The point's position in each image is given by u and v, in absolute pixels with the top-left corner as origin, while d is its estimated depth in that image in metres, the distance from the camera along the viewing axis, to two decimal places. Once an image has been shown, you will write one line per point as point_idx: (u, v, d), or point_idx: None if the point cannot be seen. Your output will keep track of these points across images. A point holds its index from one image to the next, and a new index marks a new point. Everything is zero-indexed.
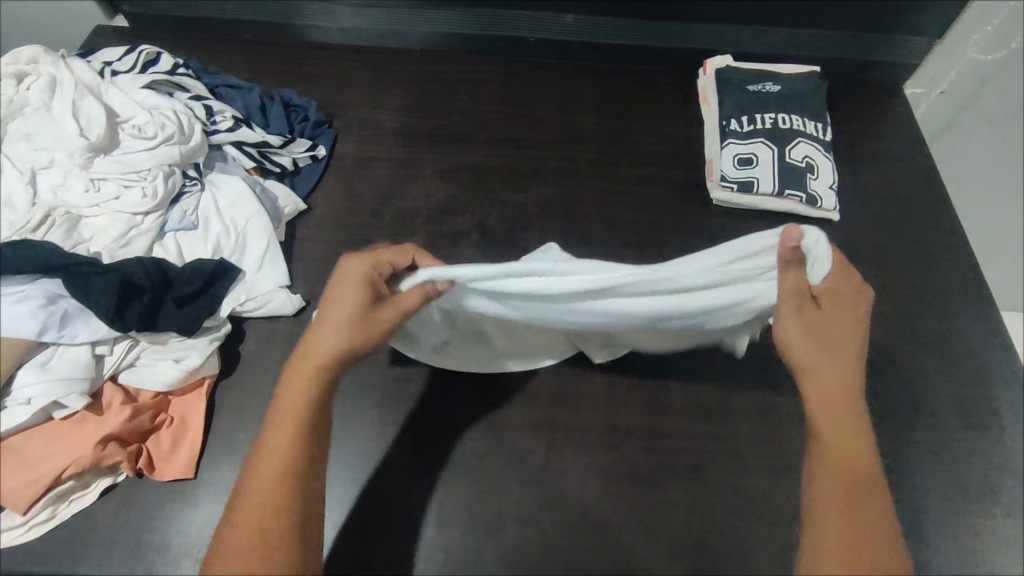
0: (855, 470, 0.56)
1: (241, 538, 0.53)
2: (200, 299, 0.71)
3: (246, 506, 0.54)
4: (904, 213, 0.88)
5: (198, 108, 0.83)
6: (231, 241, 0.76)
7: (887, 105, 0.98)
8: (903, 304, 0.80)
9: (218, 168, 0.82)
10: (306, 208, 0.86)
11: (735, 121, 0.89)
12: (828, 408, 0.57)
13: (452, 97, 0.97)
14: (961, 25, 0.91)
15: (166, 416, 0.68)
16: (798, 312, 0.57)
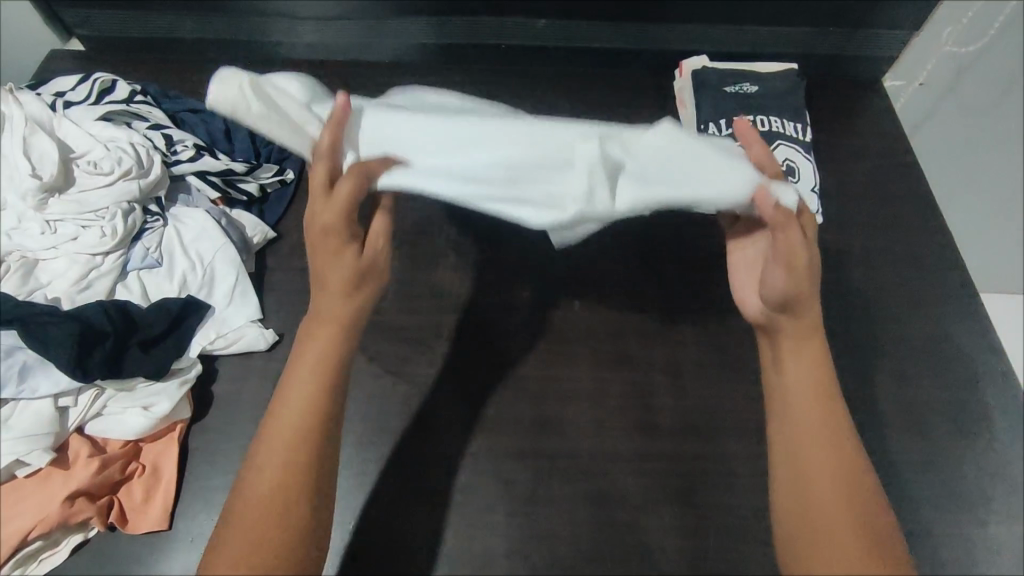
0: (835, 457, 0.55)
1: (247, 533, 0.50)
2: (167, 340, 0.68)
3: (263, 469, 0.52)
4: (888, 212, 0.86)
5: (157, 138, 0.79)
6: (198, 277, 0.74)
7: (867, 100, 0.96)
8: (890, 308, 0.79)
9: (182, 202, 0.79)
10: (276, 235, 0.83)
11: (713, 125, 0.87)
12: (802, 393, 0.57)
13: None
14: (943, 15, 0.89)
15: (137, 465, 0.66)
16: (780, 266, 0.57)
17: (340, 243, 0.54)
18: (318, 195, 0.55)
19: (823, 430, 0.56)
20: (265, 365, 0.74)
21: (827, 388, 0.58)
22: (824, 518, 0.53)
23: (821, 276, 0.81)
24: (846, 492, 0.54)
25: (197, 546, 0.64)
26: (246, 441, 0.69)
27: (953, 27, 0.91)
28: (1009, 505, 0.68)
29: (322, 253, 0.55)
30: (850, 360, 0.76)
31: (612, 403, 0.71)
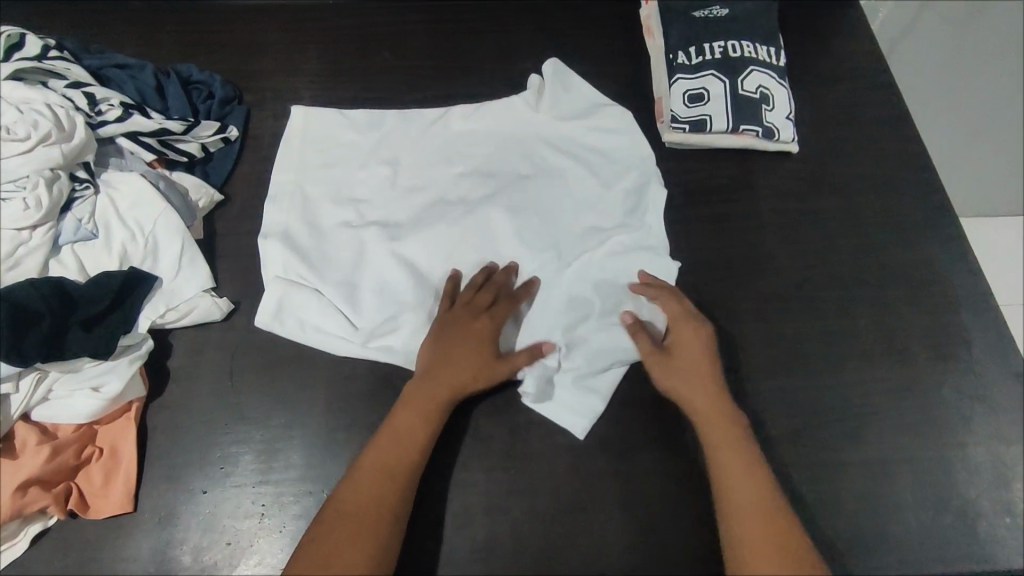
0: (757, 500, 0.58)
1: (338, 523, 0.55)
2: (111, 317, 0.64)
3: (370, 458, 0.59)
4: (867, 136, 0.83)
5: (77, 97, 0.71)
6: (140, 247, 0.69)
7: (845, 18, 0.91)
8: (869, 237, 0.77)
9: (113, 165, 0.72)
10: (223, 198, 0.77)
11: (683, 53, 0.82)
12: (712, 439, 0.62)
13: (375, 53, 0.87)
14: None
15: (94, 449, 0.63)
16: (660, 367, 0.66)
17: (479, 350, 0.64)
18: (474, 312, 0.67)
19: (748, 481, 0.59)
20: (222, 335, 0.70)
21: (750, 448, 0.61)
22: (753, 551, 0.56)
23: (799, 209, 0.78)
24: (769, 530, 0.56)
25: (164, 526, 0.62)
26: (207, 417, 0.66)
27: None
28: (987, 427, 0.69)
29: (463, 348, 0.64)
30: (830, 293, 0.74)
31: None
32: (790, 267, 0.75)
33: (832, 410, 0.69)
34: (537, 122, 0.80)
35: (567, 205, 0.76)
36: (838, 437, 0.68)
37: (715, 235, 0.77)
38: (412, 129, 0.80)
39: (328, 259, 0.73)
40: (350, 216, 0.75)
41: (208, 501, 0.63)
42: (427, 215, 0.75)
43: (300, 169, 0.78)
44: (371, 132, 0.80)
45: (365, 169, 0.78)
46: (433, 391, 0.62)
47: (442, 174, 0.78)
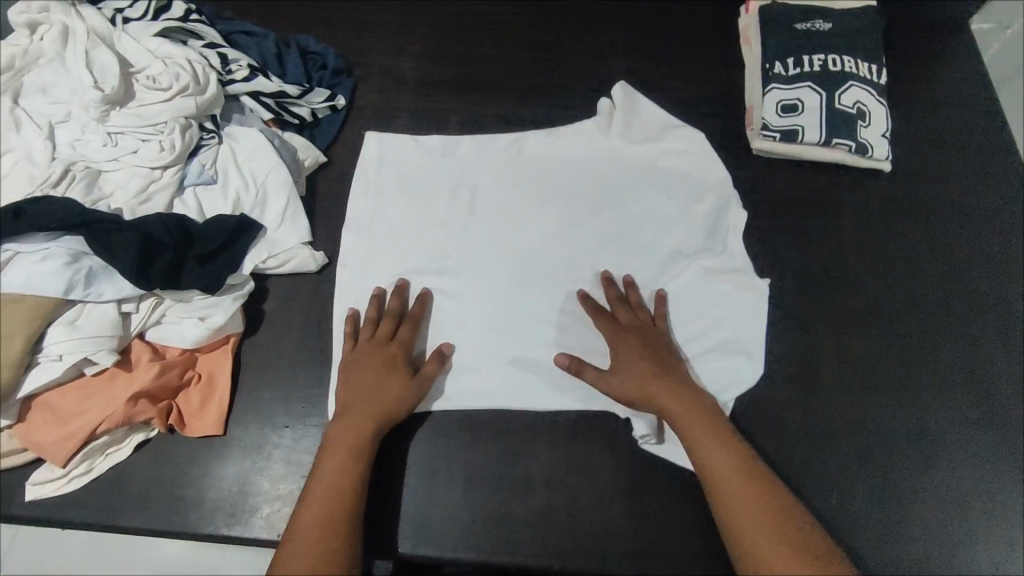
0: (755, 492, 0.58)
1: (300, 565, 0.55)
2: (222, 257, 0.70)
3: (312, 499, 0.59)
4: (965, 162, 0.81)
5: (212, 57, 0.78)
6: (251, 196, 0.74)
7: (954, 41, 0.89)
8: (957, 263, 0.75)
9: (235, 121, 0.78)
10: (326, 161, 0.82)
11: (780, 64, 0.83)
12: (691, 441, 0.62)
13: (475, 41, 0.92)
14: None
15: (194, 373, 0.68)
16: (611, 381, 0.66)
17: (385, 377, 0.66)
18: (378, 343, 0.68)
19: (736, 478, 0.59)
20: (314, 286, 0.75)
21: (724, 437, 0.62)
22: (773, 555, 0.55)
23: (887, 228, 0.78)
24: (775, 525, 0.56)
25: (249, 453, 0.67)
26: (296, 360, 0.71)
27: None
28: None
29: (369, 379, 0.65)
30: (912, 315, 0.73)
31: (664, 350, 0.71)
32: (871, 285, 0.75)
33: (902, 432, 0.68)
34: (614, 138, 0.82)
35: (642, 230, 0.77)
36: (906, 459, 0.67)
37: (797, 246, 0.77)
38: (489, 160, 0.82)
39: (424, 254, 0.76)
40: (429, 247, 0.76)
41: (290, 436, 0.68)
42: (519, 224, 0.78)
43: (376, 196, 0.80)
44: (449, 159, 0.82)
45: (443, 195, 0.79)
46: (357, 426, 0.63)
47: (532, 191, 0.80)
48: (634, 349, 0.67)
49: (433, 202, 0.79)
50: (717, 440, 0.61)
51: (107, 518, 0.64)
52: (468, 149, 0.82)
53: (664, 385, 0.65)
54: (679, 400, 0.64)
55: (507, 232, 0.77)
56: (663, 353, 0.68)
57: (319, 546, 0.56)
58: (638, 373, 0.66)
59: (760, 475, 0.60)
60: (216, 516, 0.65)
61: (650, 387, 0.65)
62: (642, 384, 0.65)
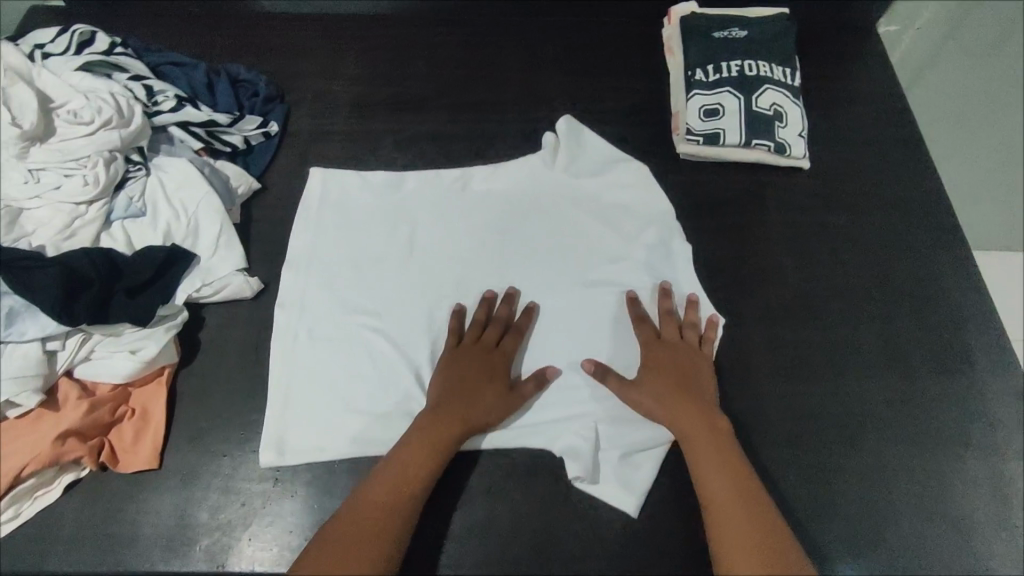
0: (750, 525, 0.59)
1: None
2: (152, 288, 0.69)
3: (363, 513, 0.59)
4: (878, 155, 0.85)
5: (137, 88, 0.78)
6: (183, 226, 0.74)
7: (860, 44, 0.94)
8: (876, 252, 0.79)
9: (163, 151, 0.78)
10: (260, 186, 0.83)
11: (701, 71, 0.86)
12: (697, 462, 0.63)
13: (407, 62, 0.94)
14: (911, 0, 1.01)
15: (127, 409, 0.67)
16: (633, 394, 0.68)
17: (492, 388, 0.68)
18: (485, 346, 0.70)
19: (735, 506, 0.60)
20: (251, 312, 0.75)
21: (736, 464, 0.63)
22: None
23: (809, 222, 0.81)
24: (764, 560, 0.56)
25: (185, 485, 0.66)
26: (233, 387, 0.71)
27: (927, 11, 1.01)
28: (985, 440, 0.70)
29: (470, 389, 0.67)
30: (836, 303, 0.76)
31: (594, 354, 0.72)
32: (797, 278, 0.77)
33: (831, 417, 0.70)
34: (560, 172, 0.83)
35: (585, 263, 0.78)
36: (836, 443, 0.69)
37: (725, 244, 0.79)
38: (431, 196, 0.82)
39: (350, 273, 0.77)
40: (366, 287, 0.76)
41: (228, 464, 0.67)
42: (445, 238, 0.79)
43: (315, 235, 0.79)
44: (391, 195, 0.82)
45: (384, 232, 0.79)
46: (447, 422, 0.65)
47: (460, 206, 0.81)
48: (672, 362, 0.69)
49: (361, 222, 0.80)
50: (725, 465, 0.62)
51: (36, 562, 0.62)
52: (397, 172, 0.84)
53: (685, 405, 0.66)
54: (697, 422, 0.65)
55: (433, 248, 0.78)
56: (698, 364, 0.69)
57: (355, 556, 0.56)
58: (664, 391, 0.67)
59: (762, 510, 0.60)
60: (151, 552, 0.63)
61: (672, 404, 0.66)
62: (665, 397, 0.67)
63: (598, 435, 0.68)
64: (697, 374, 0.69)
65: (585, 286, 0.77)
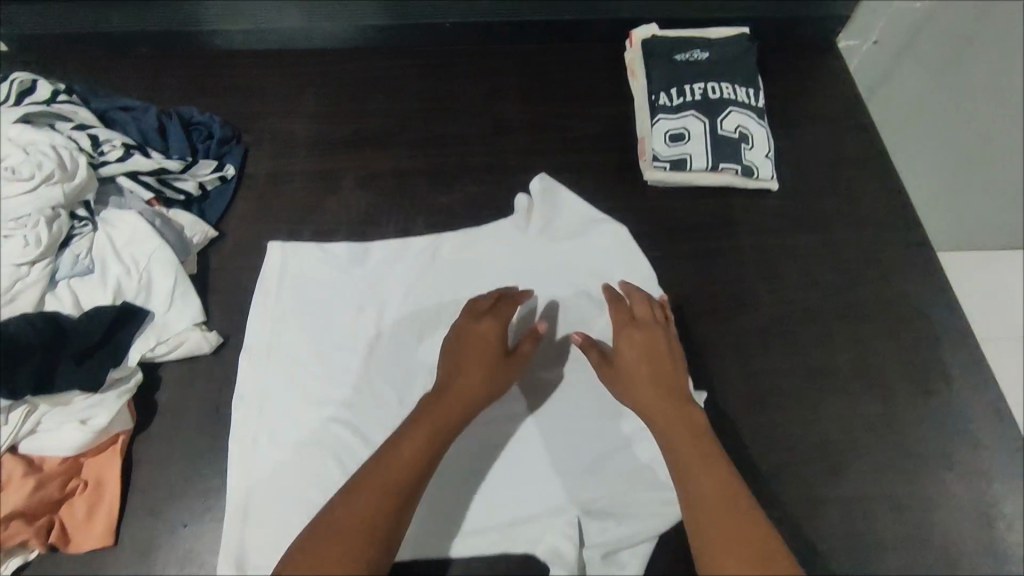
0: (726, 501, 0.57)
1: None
2: (102, 351, 0.66)
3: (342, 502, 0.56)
4: (845, 172, 0.85)
5: (82, 138, 0.75)
6: (134, 282, 0.70)
7: (820, 60, 0.95)
8: (849, 274, 0.78)
9: (112, 203, 0.75)
10: (217, 234, 0.79)
11: (665, 95, 0.86)
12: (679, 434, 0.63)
13: (368, 96, 0.92)
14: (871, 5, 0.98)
15: (79, 481, 0.63)
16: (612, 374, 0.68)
17: (490, 350, 0.66)
18: (479, 319, 0.69)
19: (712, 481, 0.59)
20: (210, 369, 0.72)
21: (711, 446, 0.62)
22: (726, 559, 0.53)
23: (780, 245, 0.80)
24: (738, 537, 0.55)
25: (144, 560, 0.63)
26: (192, 451, 0.68)
27: (884, 21, 1.00)
28: (964, 461, 0.69)
29: (467, 361, 0.66)
30: (812, 325, 0.75)
31: (572, 412, 0.71)
32: (771, 304, 0.76)
33: (814, 448, 0.69)
34: (536, 239, 0.79)
35: (563, 341, 0.75)
36: (817, 476, 0.68)
37: (697, 272, 0.78)
38: (400, 271, 0.78)
39: (319, 336, 0.74)
40: (332, 376, 0.72)
41: (189, 535, 0.64)
42: (417, 299, 0.76)
43: (276, 316, 0.74)
44: (358, 270, 0.77)
45: (350, 314, 0.75)
46: (437, 418, 0.62)
47: (432, 263, 0.78)
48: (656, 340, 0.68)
49: (328, 279, 0.77)
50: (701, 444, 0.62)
51: None
52: (359, 219, 0.82)
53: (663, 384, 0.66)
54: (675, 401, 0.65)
55: (406, 311, 0.76)
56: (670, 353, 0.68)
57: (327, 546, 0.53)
58: (649, 367, 0.67)
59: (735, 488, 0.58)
60: None
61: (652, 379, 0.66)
62: (648, 370, 0.66)
63: (582, 531, 0.66)
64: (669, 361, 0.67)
65: (563, 361, 0.74)
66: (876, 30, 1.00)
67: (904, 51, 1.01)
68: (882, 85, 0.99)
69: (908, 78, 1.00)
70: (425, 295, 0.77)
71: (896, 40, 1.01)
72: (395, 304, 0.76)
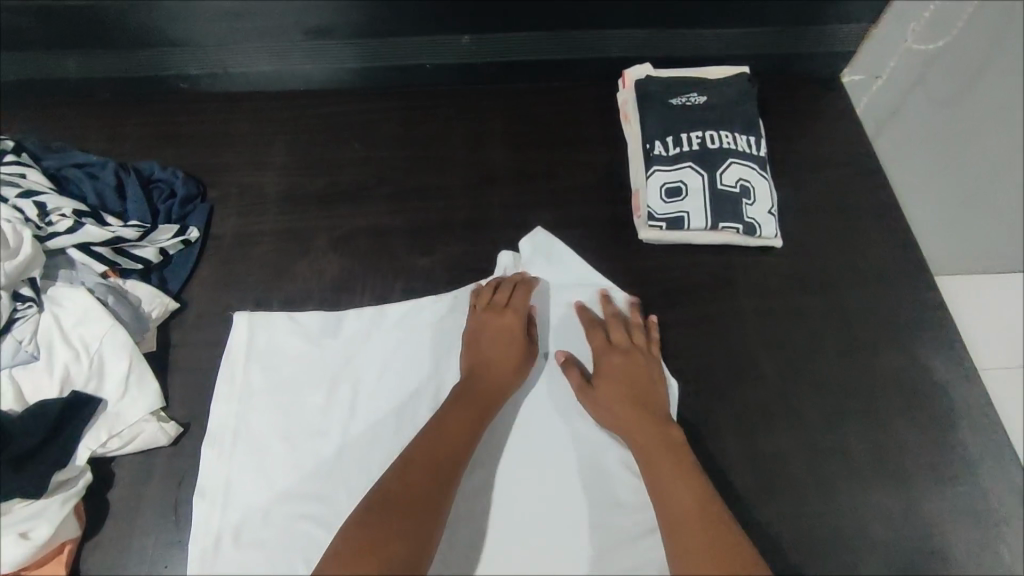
0: (699, 517, 0.58)
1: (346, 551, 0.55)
2: (46, 450, 0.60)
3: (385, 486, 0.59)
4: (854, 226, 0.79)
5: (28, 208, 0.69)
6: (84, 369, 0.64)
7: (825, 100, 0.89)
8: (859, 342, 0.73)
9: (61, 277, 0.69)
10: (179, 305, 0.74)
11: (660, 144, 0.80)
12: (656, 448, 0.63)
13: (344, 143, 0.86)
14: (878, 39, 0.93)
15: None
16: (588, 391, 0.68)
17: (517, 335, 0.70)
18: (497, 308, 0.71)
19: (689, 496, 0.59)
20: (170, 461, 0.67)
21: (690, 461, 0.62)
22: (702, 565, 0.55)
23: (785, 310, 0.74)
24: (715, 547, 0.56)
25: None
26: (150, 556, 0.63)
27: (894, 56, 0.95)
28: (984, 554, 0.64)
29: (495, 347, 0.69)
30: (820, 399, 0.70)
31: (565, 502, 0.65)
32: (775, 376, 0.71)
33: (823, 542, 0.64)
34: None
35: (551, 419, 0.69)
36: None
37: (696, 340, 0.73)
38: (377, 341, 0.72)
39: (288, 421, 0.68)
40: (302, 464, 0.66)
41: None
42: (395, 376, 0.71)
43: (242, 397, 0.69)
44: (330, 341, 0.72)
45: (322, 395, 0.69)
46: (447, 430, 0.63)
47: (411, 336, 0.73)
48: (637, 361, 0.69)
49: (299, 355, 0.71)
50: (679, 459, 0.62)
51: None
52: (333, 285, 0.77)
53: (641, 400, 0.66)
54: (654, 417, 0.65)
55: (383, 390, 0.70)
56: (647, 376, 0.68)
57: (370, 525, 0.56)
58: (630, 380, 0.67)
59: (711, 501, 0.59)
60: None
61: (632, 395, 0.66)
62: (629, 383, 0.67)
63: None
64: (647, 382, 0.67)
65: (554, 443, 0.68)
66: (885, 64, 0.94)
67: (913, 86, 0.95)
68: (889, 122, 0.93)
69: (915, 117, 0.95)
70: (404, 370, 0.71)
71: (905, 75, 0.95)
72: (371, 382, 0.70)
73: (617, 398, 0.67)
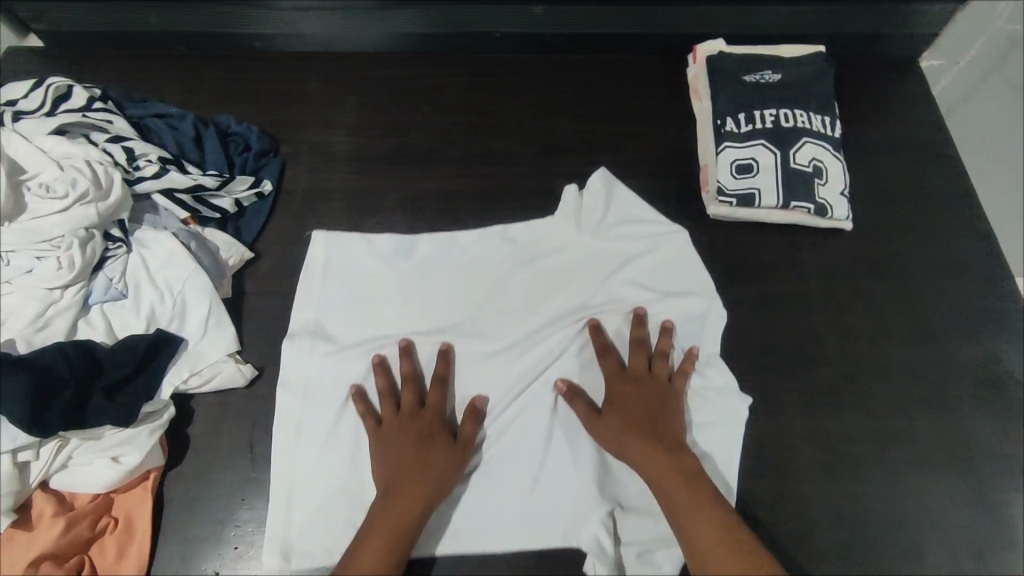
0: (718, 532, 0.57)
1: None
2: (137, 380, 0.63)
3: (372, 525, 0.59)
4: (927, 213, 0.78)
5: (116, 152, 0.71)
6: (168, 308, 0.67)
7: (901, 85, 0.87)
8: (927, 328, 0.72)
9: (146, 222, 0.72)
10: (252, 255, 0.76)
11: (732, 121, 0.79)
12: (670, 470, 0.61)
13: (411, 107, 0.87)
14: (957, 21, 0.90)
15: (108, 520, 0.62)
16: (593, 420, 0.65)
17: (431, 438, 0.63)
18: (412, 409, 0.65)
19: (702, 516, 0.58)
20: (245, 402, 0.69)
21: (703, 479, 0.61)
22: None
23: (852, 292, 0.74)
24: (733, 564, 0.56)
25: None
26: (229, 488, 0.66)
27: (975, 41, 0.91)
28: None
29: (405, 455, 0.62)
30: (884, 383, 0.69)
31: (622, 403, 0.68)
32: (839, 356, 0.71)
33: (883, 520, 0.64)
34: (586, 241, 0.74)
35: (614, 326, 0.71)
36: (887, 554, 0.63)
37: (761, 317, 0.73)
38: (448, 262, 0.74)
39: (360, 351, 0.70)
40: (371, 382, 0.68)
41: None
42: (464, 294, 0.73)
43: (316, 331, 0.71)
44: (403, 262, 0.74)
45: (394, 324, 0.71)
46: (398, 501, 0.60)
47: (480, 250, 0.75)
48: (643, 388, 0.66)
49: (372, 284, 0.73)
50: (691, 480, 0.60)
51: None
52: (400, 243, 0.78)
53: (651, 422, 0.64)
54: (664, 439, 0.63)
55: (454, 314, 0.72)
56: (658, 399, 0.65)
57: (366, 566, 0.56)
58: (637, 408, 0.64)
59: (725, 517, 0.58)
60: None
61: (641, 419, 0.64)
62: (636, 415, 0.64)
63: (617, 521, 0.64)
64: (661, 417, 0.64)
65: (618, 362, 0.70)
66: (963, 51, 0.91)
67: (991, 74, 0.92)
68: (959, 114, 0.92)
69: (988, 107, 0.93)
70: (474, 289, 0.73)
71: (985, 62, 0.92)
72: (443, 319, 0.71)
73: (620, 432, 0.63)
